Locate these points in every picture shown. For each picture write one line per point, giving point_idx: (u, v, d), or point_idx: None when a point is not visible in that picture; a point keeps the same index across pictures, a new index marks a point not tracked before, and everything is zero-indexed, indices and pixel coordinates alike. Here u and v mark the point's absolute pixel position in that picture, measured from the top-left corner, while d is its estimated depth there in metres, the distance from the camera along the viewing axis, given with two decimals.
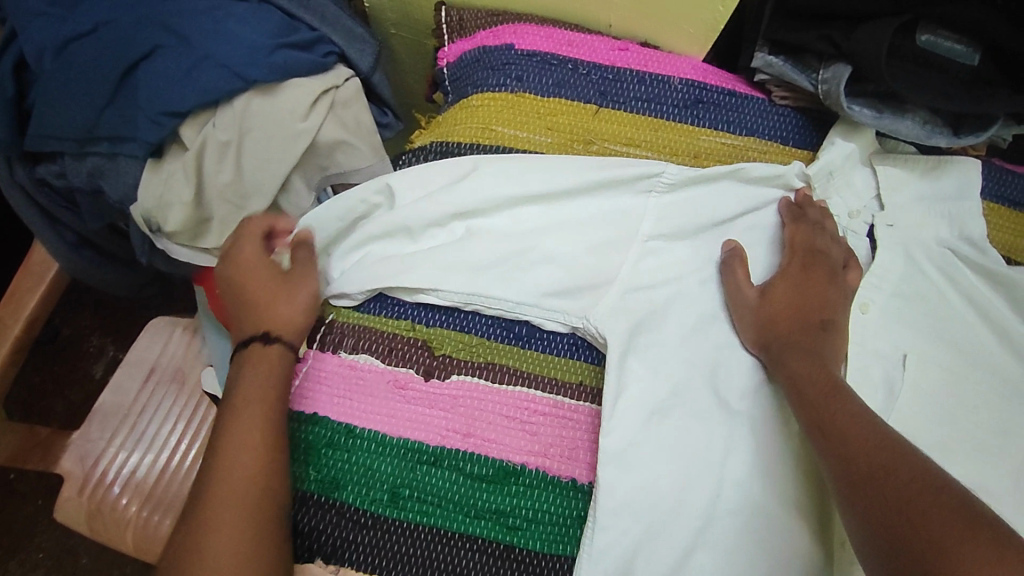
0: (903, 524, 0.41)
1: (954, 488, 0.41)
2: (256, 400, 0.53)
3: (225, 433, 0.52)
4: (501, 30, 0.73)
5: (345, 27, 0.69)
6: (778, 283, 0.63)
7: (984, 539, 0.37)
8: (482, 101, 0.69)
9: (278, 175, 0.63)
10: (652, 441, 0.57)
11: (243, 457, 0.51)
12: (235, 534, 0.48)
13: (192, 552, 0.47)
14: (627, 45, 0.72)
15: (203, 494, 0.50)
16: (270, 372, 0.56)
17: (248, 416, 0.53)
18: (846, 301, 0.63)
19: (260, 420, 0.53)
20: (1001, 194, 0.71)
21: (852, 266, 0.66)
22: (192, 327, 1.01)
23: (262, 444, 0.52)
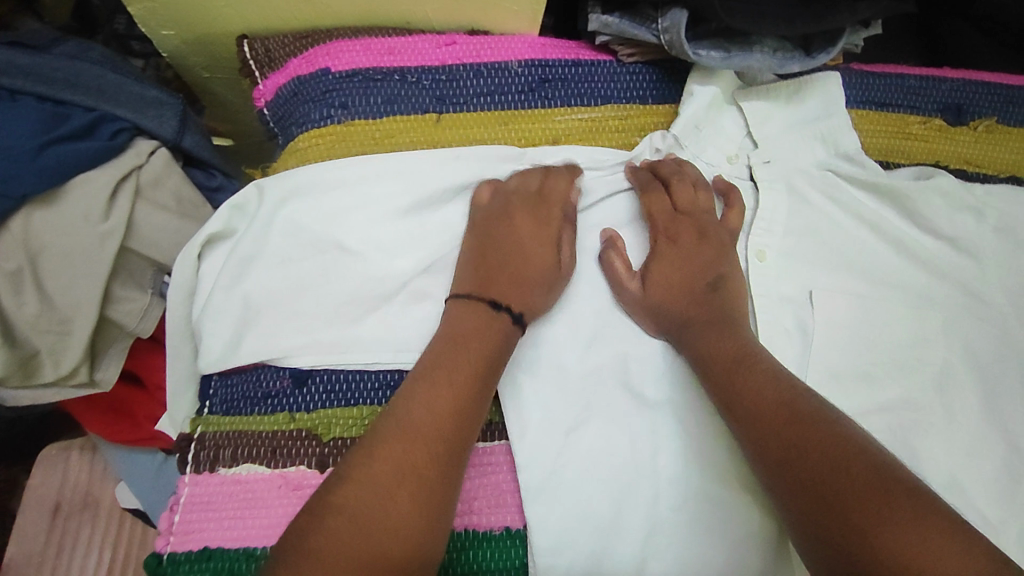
0: (825, 515, 0.43)
1: (872, 462, 0.44)
2: (456, 365, 0.50)
3: (401, 420, 0.47)
4: (313, 53, 0.64)
5: (133, 94, 0.60)
6: (654, 265, 0.60)
7: (905, 516, 0.40)
8: (308, 141, 0.61)
9: (93, 292, 0.55)
10: (577, 461, 0.54)
11: (431, 417, 0.47)
12: (382, 501, 0.43)
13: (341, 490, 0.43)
14: (453, 37, 0.65)
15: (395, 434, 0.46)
16: (490, 347, 0.52)
17: (443, 389, 0.48)
18: (729, 247, 0.61)
19: (460, 381, 0.49)
20: (867, 98, 0.69)
21: (733, 204, 0.63)
22: (90, 445, 0.92)
23: (467, 400, 0.49)
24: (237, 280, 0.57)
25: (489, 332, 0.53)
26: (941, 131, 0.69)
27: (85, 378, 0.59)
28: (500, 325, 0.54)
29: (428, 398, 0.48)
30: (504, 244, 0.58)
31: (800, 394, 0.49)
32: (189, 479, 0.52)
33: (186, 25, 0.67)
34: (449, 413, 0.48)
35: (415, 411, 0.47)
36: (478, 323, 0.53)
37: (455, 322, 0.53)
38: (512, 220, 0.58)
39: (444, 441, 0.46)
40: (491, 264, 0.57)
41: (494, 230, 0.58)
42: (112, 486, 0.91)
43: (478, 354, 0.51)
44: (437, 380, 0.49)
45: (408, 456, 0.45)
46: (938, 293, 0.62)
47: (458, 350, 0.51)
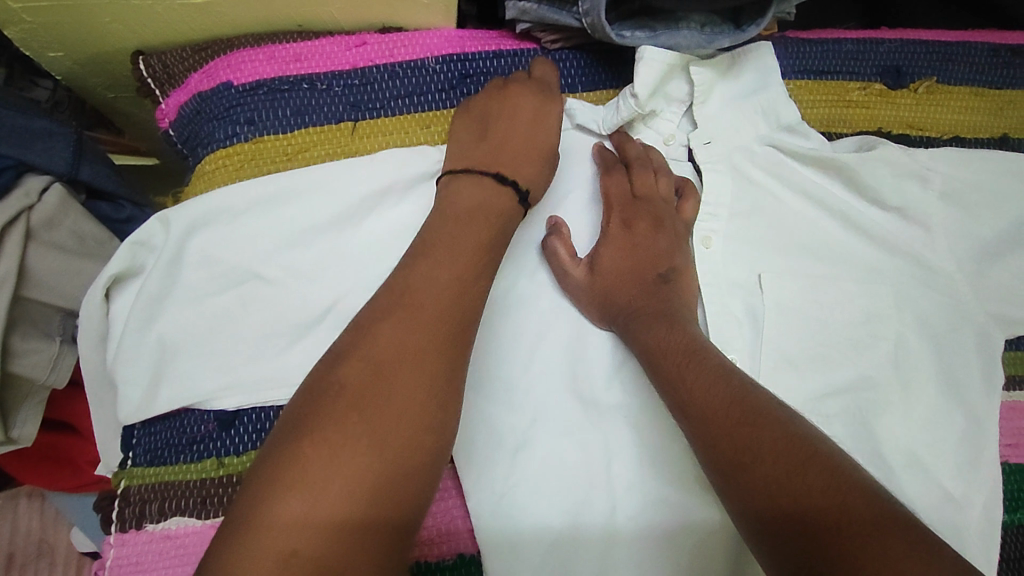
0: (782, 502, 0.41)
1: (829, 460, 0.42)
2: (447, 272, 0.47)
3: (402, 331, 0.43)
4: (213, 66, 0.60)
5: (18, 127, 0.55)
6: (604, 252, 0.57)
7: (864, 521, 0.38)
8: (215, 163, 0.58)
9: None
10: (528, 479, 0.52)
11: (438, 310, 0.45)
12: (396, 402, 0.41)
13: (351, 393, 0.41)
14: (363, 38, 0.61)
15: (398, 331, 0.43)
16: (493, 223, 0.52)
17: (444, 290, 0.46)
18: (683, 238, 0.59)
19: (456, 289, 0.46)
20: (804, 68, 0.66)
21: (688, 197, 0.61)
22: (37, 490, 0.87)
23: (470, 292, 0.47)
24: (150, 320, 0.53)
25: (502, 210, 0.54)
26: (881, 96, 0.67)
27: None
28: (506, 199, 0.55)
29: (433, 300, 0.45)
30: (508, 121, 0.58)
31: (750, 389, 0.47)
32: (115, 540, 0.50)
33: (74, 46, 0.62)
34: (449, 321, 0.45)
35: (420, 316, 0.44)
36: (492, 198, 0.54)
37: (464, 206, 0.53)
38: (524, 117, 0.58)
39: (451, 337, 0.44)
40: (490, 140, 0.58)
41: (500, 110, 0.58)
42: (66, 531, 0.87)
43: (471, 256, 0.49)
44: (433, 291, 0.46)
45: (417, 368, 0.42)
46: (889, 266, 0.61)
47: (449, 255, 0.48)
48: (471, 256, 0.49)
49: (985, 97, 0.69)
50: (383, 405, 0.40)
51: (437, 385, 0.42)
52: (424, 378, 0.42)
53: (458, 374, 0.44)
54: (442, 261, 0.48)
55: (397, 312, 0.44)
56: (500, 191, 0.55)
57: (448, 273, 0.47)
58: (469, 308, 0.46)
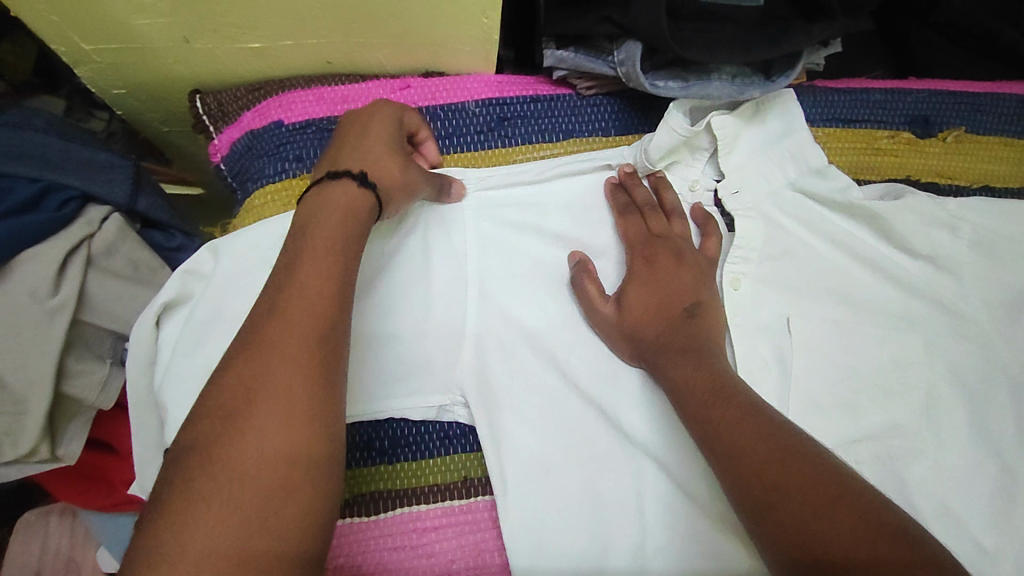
0: (808, 538, 0.41)
1: (864, 496, 0.42)
2: (304, 295, 0.44)
3: (269, 367, 0.41)
4: (265, 105, 0.63)
5: (82, 159, 0.59)
6: (631, 288, 0.58)
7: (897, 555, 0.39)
8: (265, 198, 0.61)
9: (45, 369, 0.54)
10: (557, 513, 0.52)
11: (291, 339, 0.42)
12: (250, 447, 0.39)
13: (212, 445, 0.39)
14: (407, 81, 0.64)
15: (249, 369, 0.41)
16: (343, 230, 0.47)
17: (297, 318, 0.43)
18: (707, 273, 0.59)
19: (309, 312, 0.43)
20: (831, 116, 0.68)
21: (710, 233, 0.62)
22: (69, 508, 0.87)
23: (321, 314, 0.43)
24: (197, 345, 0.56)
25: (343, 210, 0.48)
26: (910, 145, 0.68)
27: (48, 454, 0.57)
28: (362, 198, 0.49)
29: (286, 332, 0.42)
30: (372, 128, 0.53)
31: (779, 425, 0.47)
32: None
33: (135, 84, 0.65)
34: (315, 349, 0.42)
35: (269, 351, 0.42)
36: (338, 196, 0.48)
37: (309, 215, 0.48)
38: (390, 131, 0.54)
39: (301, 368, 0.42)
40: (348, 141, 0.52)
41: (368, 122, 0.54)
42: (94, 549, 0.86)
43: (322, 267, 0.45)
44: (288, 321, 0.43)
45: (279, 406, 0.40)
46: (919, 313, 0.61)
47: (300, 277, 0.44)
48: (330, 268, 0.45)
49: (1014, 147, 0.70)
50: (254, 445, 0.39)
51: (290, 419, 0.40)
52: (274, 415, 0.40)
53: (318, 404, 0.41)
54: (297, 285, 0.44)
55: (243, 352, 0.42)
56: (354, 186, 0.49)
57: (301, 296, 0.44)
58: (321, 331, 0.43)
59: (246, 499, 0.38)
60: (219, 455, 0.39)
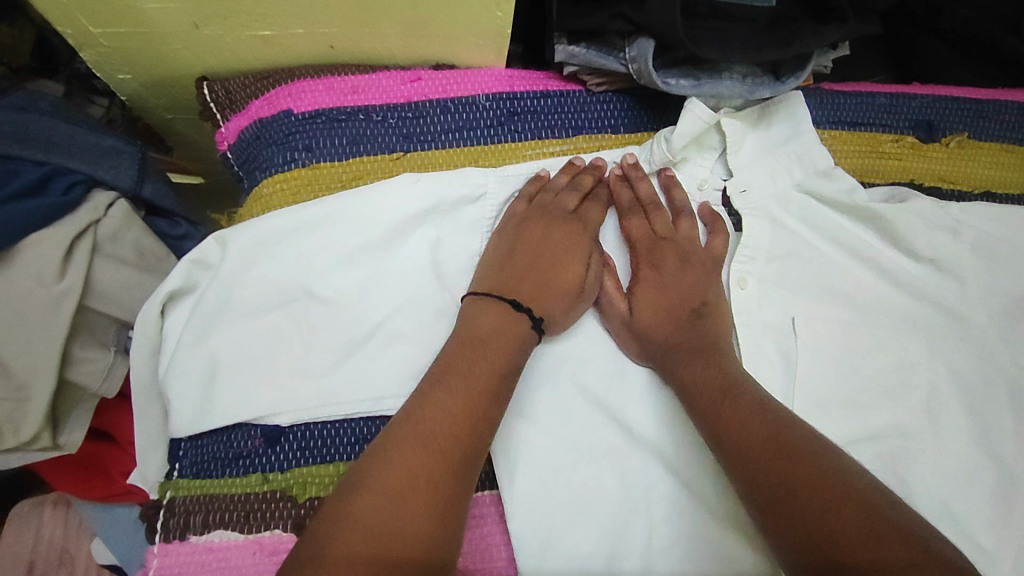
0: (810, 534, 0.42)
1: (869, 492, 0.43)
2: (487, 371, 0.49)
3: (441, 403, 0.46)
4: (274, 94, 0.62)
5: (87, 144, 0.58)
6: (639, 291, 0.58)
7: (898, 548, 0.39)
8: (273, 187, 0.60)
9: (51, 354, 0.54)
10: (564, 507, 0.53)
11: (477, 387, 0.48)
12: (422, 468, 0.43)
13: (385, 459, 0.43)
14: (418, 73, 0.64)
15: (434, 403, 0.47)
16: (511, 351, 0.51)
17: (484, 366, 0.49)
18: (713, 271, 0.60)
19: (498, 369, 0.50)
20: (838, 118, 0.69)
21: (718, 232, 0.62)
22: (63, 499, 0.86)
23: (506, 395, 0.49)
24: (204, 333, 0.56)
25: (503, 317, 0.53)
26: (913, 149, 0.69)
27: (48, 442, 0.57)
28: (524, 325, 0.53)
29: (474, 375, 0.48)
30: (531, 251, 0.57)
31: (787, 423, 0.47)
32: (159, 550, 0.52)
33: (141, 69, 0.65)
34: (485, 396, 0.48)
35: (459, 390, 0.47)
36: (499, 317, 0.53)
37: (468, 329, 0.52)
38: (537, 224, 0.59)
39: (484, 415, 0.47)
40: (521, 268, 0.56)
41: (525, 232, 0.58)
42: (88, 541, 0.84)
43: (509, 352, 0.51)
44: (476, 366, 0.49)
45: (438, 436, 0.45)
46: (921, 316, 0.62)
47: (491, 343, 0.51)
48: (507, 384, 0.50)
49: (1015, 153, 0.71)
50: (404, 465, 0.43)
51: (462, 452, 0.45)
52: (450, 444, 0.45)
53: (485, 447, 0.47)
54: (481, 335, 0.51)
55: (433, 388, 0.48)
56: (502, 302, 0.53)
57: (487, 348, 0.50)
58: (506, 391, 0.49)
59: (406, 511, 0.41)
60: (392, 468, 0.43)
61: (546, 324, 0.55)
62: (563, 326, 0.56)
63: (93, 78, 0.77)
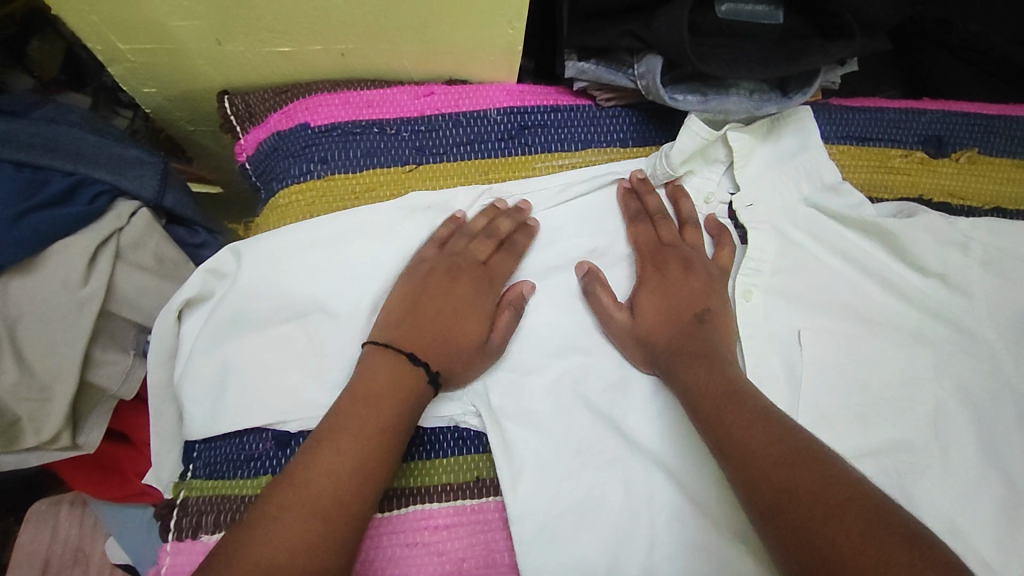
0: (814, 538, 0.42)
1: (872, 497, 0.43)
2: (352, 445, 0.47)
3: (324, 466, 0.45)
4: (292, 107, 0.64)
5: (113, 155, 0.61)
6: (642, 294, 0.59)
7: (904, 549, 0.39)
8: (289, 198, 0.62)
9: (74, 357, 0.56)
10: (567, 513, 0.53)
11: (337, 464, 0.46)
12: (275, 562, 0.41)
13: (237, 554, 0.41)
14: (432, 88, 0.66)
15: (293, 486, 0.44)
16: (400, 405, 0.50)
17: (349, 441, 0.47)
18: (717, 282, 0.60)
19: (370, 439, 0.48)
20: (847, 134, 0.69)
21: (724, 244, 0.63)
22: (80, 498, 0.88)
23: (375, 467, 0.47)
24: (220, 338, 0.57)
25: (391, 373, 0.51)
26: (923, 164, 0.69)
27: (69, 442, 0.58)
28: (412, 378, 0.51)
29: (338, 451, 0.46)
30: (438, 305, 0.56)
31: (787, 430, 0.48)
32: (171, 547, 0.53)
33: (166, 84, 0.67)
34: (371, 455, 0.47)
35: (320, 468, 0.45)
36: (393, 369, 0.51)
37: (360, 382, 0.51)
38: (444, 278, 0.57)
39: (342, 494, 0.45)
40: (425, 321, 0.55)
41: (432, 286, 0.57)
42: (103, 539, 0.86)
43: (379, 419, 0.49)
44: (341, 441, 0.47)
45: (314, 502, 0.44)
46: (929, 330, 0.62)
47: (360, 414, 0.49)
48: (381, 450, 0.48)
49: None
50: (280, 536, 0.42)
51: (317, 539, 0.43)
52: (304, 532, 0.43)
53: (350, 528, 0.44)
54: (359, 402, 0.49)
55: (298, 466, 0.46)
56: (391, 353, 0.52)
57: (352, 419, 0.48)
58: (374, 463, 0.47)
59: None
60: (242, 565, 0.41)
61: (444, 379, 0.53)
62: (461, 379, 0.55)
63: (119, 90, 0.80)
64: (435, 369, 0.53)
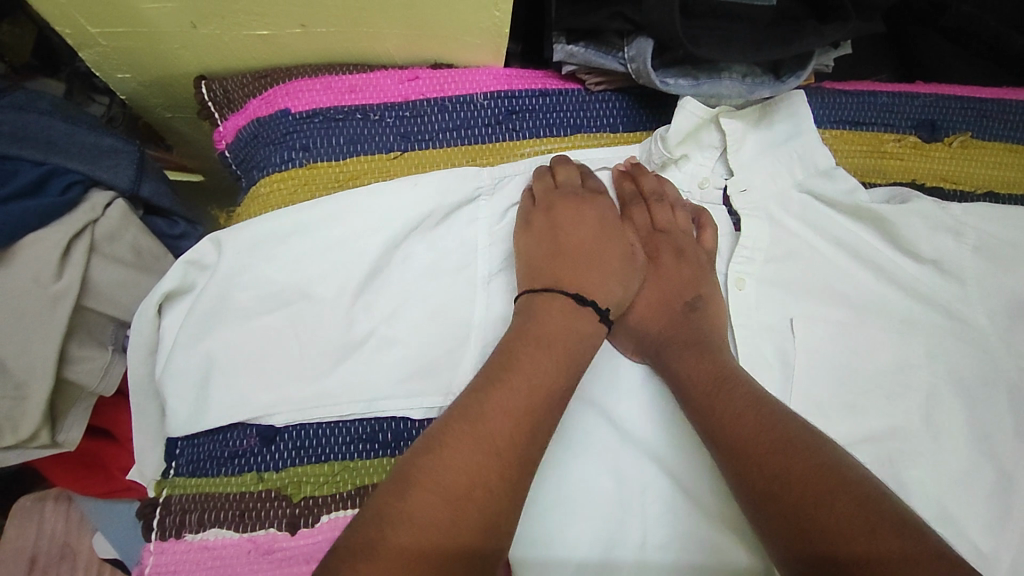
0: (802, 524, 0.42)
1: (865, 484, 0.42)
2: (533, 382, 0.48)
3: (500, 404, 0.46)
4: (272, 93, 0.62)
5: (86, 144, 0.59)
6: (634, 282, 0.59)
7: (892, 534, 0.39)
8: (270, 187, 0.60)
9: (49, 354, 0.54)
10: (558, 505, 0.52)
11: (521, 399, 0.47)
12: (463, 481, 0.43)
13: (427, 467, 0.43)
14: (416, 72, 0.64)
15: (477, 412, 0.46)
16: (569, 347, 0.52)
17: (531, 377, 0.49)
18: (707, 267, 0.60)
19: (547, 380, 0.49)
20: (840, 118, 0.68)
21: (706, 226, 0.62)
22: (64, 493, 0.87)
23: (547, 408, 0.48)
24: (200, 331, 0.56)
25: (563, 312, 0.53)
26: (915, 149, 0.69)
27: (46, 441, 0.57)
28: (586, 319, 0.54)
29: (522, 384, 0.48)
30: (574, 232, 0.58)
31: (779, 415, 0.47)
32: (154, 547, 0.52)
33: (140, 69, 0.65)
34: (544, 397, 0.48)
35: (505, 399, 0.47)
36: (554, 310, 0.53)
37: (532, 323, 0.52)
38: (571, 206, 0.58)
39: (525, 428, 0.46)
40: (569, 255, 0.57)
41: (561, 217, 0.58)
42: (90, 536, 0.85)
43: (554, 363, 0.50)
44: (524, 376, 0.48)
45: (498, 430, 0.45)
46: (921, 317, 0.61)
47: (539, 353, 0.50)
48: (553, 393, 0.49)
49: (1019, 154, 0.70)
50: (460, 458, 0.43)
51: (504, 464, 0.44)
52: (492, 457, 0.44)
53: (531, 460, 0.46)
54: (534, 342, 0.51)
55: (482, 392, 0.47)
56: (555, 295, 0.54)
57: (536, 355, 0.50)
58: (549, 405, 0.48)
59: (439, 527, 0.41)
60: (436, 479, 0.42)
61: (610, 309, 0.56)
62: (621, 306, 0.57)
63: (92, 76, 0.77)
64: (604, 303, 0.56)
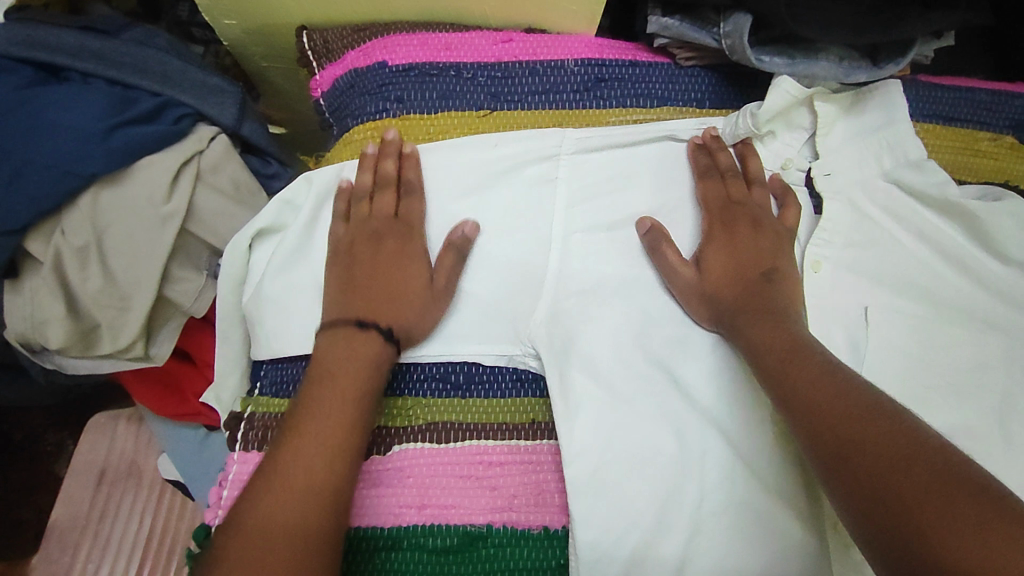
0: (888, 497, 0.40)
1: (954, 454, 0.40)
2: (318, 445, 0.47)
3: (286, 480, 0.45)
4: (370, 45, 0.64)
5: (197, 81, 0.63)
6: (710, 249, 0.59)
7: (976, 497, 0.37)
8: (364, 134, 0.63)
9: (152, 270, 0.58)
10: (619, 463, 0.53)
11: (308, 468, 0.46)
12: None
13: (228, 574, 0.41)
14: (510, 35, 0.66)
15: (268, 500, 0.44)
16: (351, 397, 0.50)
17: (317, 440, 0.47)
18: (784, 239, 0.59)
19: (335, 435, 0.48)
20: (936, 112, 0.66)
21: (789, 205, 0.61)
22: (136, 415, 0.92)
23: (342, 463, 0.47)
24: (291, 264, 0.60)
25: (352, 358, 0.52)
26: (1011, 150, 0.67)
27: (141, 352, 0.61)
28: (371, 345, 0.53)
29: (308, 452, 0.47)
30: (369, 265, 0.57)
31: (857, 390, 0.46)
32: (238, 457, 0.56)
33: (249, 16, 0.68)
34: (334, 455, 0.47)
35: (291, 475, 0.45)
36: (336, 361, 0.52)
37: (310, 378, 0.51)
38: (368, 243, 0.58)
39: (321, 494, 0.45)
40: (361, 288, 0.56)
41: (358, 254, 0.58)
42: (156, 456, 0.91)
43: (333, 418, 0.49)
44: (306, 447, 0.47)
45: (289, 510, 0.44)
46: (1001, 317, 0.60)
47: (317, 415, 0.49)
48: (345, 449, 0.48)
49: None
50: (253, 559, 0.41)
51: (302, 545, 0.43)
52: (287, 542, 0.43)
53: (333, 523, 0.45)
54: (315, 406, 0.49)
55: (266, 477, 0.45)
56: (333, 345, 0.53)
57: (313, 418, 0.48)
58: (342, 461, 0.47)
59: None
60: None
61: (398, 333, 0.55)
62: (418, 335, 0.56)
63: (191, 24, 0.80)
64: (383, 325, 0.55)
